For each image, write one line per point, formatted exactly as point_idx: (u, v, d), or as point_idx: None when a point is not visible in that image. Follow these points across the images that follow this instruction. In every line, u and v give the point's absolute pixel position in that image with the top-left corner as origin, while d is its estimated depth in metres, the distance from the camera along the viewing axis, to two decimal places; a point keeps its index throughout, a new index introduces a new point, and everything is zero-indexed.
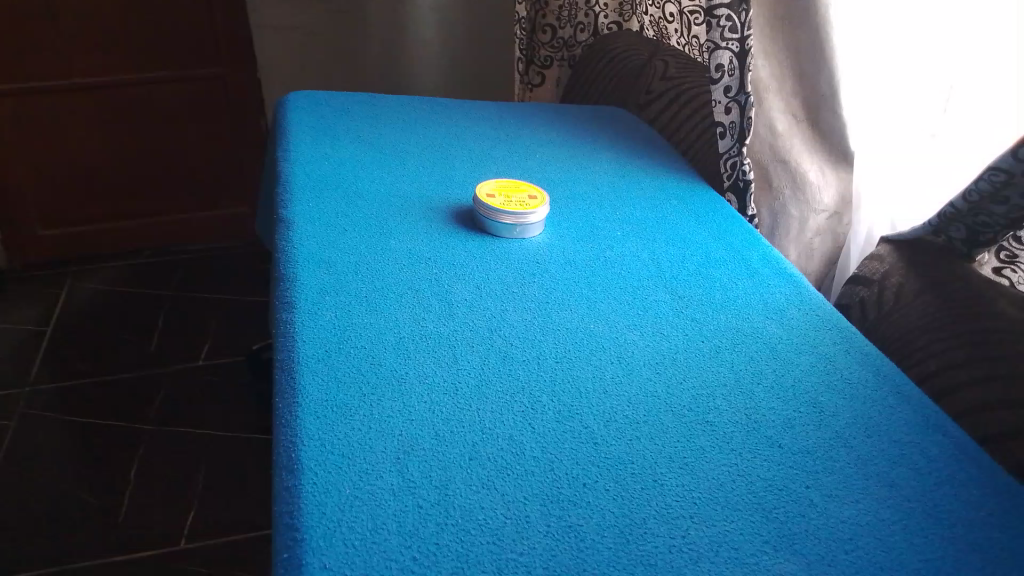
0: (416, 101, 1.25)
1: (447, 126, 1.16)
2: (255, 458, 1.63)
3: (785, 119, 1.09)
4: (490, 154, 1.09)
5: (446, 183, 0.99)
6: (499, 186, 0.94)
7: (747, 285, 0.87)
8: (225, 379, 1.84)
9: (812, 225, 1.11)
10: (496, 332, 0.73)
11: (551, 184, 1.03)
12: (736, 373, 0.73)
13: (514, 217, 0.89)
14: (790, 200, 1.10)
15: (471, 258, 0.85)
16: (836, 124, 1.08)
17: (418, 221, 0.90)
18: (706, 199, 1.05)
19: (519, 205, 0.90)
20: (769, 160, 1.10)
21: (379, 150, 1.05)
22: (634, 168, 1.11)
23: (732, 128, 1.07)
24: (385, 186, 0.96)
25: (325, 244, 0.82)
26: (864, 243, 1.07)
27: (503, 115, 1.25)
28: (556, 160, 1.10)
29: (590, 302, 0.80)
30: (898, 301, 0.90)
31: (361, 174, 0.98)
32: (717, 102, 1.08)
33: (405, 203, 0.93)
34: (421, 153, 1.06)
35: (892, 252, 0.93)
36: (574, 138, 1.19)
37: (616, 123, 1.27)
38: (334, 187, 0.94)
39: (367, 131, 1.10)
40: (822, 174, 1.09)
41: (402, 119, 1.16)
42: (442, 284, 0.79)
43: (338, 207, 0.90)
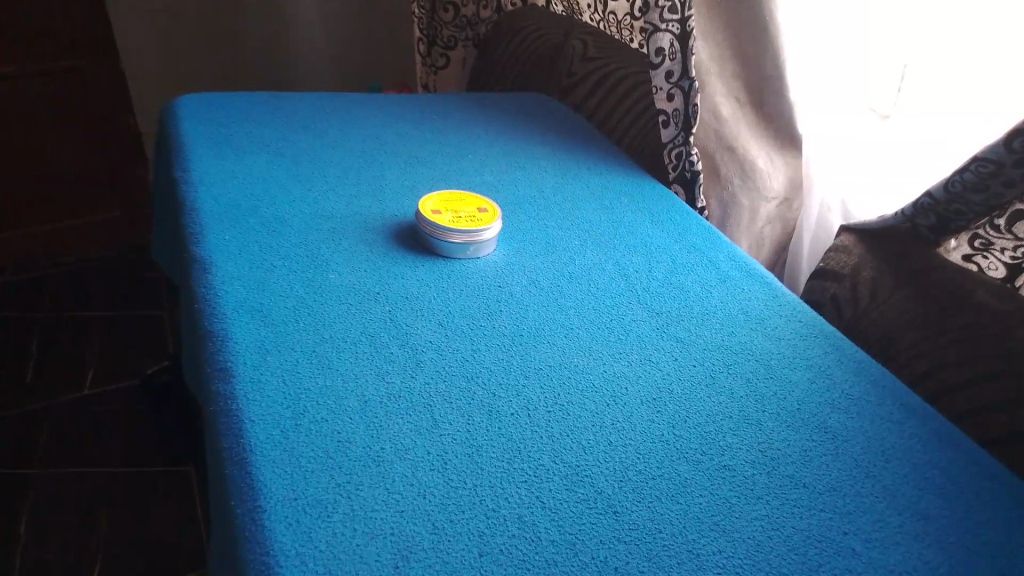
0: (322, 100, 1.11)
1: (364, 127, 1.04)
2: (166, 495, 1.47)
3: (728, 103, 1.02)
4: (419, 158, 0.98)
5: (375, 198, 0.88)
6: (438, 200, 0.84)
7: (722, 292, 0.81)
8: (118, 410, 1.65)
9: (763, 214, 1.05)
10: (474, 380, 0.64)
11: (493, 190, 0.94)
12: (739, 402, 0.67)
13: (471, 234, 0.79)
14: (740, 188, 1.03)
15: (425, 288, 0.75)
16: (782, 107, 1.02)
17: (354, 246, 0.79)
18: (657, 194, 0.98)
19: (471, 222, 0.81)
20: (715, 148, 1.03)
21: (293, 164, 0.92)
22: (574, 162, 1.03)
23: (676, 116, 0.99)
24: (305, 209, 0.83)
25: (255, 287, 0.70)
26: (820, 228, 1.02)
27: (422, 110, 1.13)
28: (491, 161, 1.01)
29: (567, 330, 0.72)
30: (875, 298, 0.85)
31: (277, 195, 0.85)
32: (658, 88, 1.00)
33: (334, 226, 0.81)
34: (342, 163, 0.94)
35: (857, 243, 0.89)
36: (504, 133, 1.09)
37: (542, 112, 1.18)
38: (251, 214, 0.81)
39: (274, 141, 0.96)
40: (770, 160, 1.04)
41: (312, 123, 1.03)
42: (399, 325, 0.69)
43: (259, 239, 0.77)
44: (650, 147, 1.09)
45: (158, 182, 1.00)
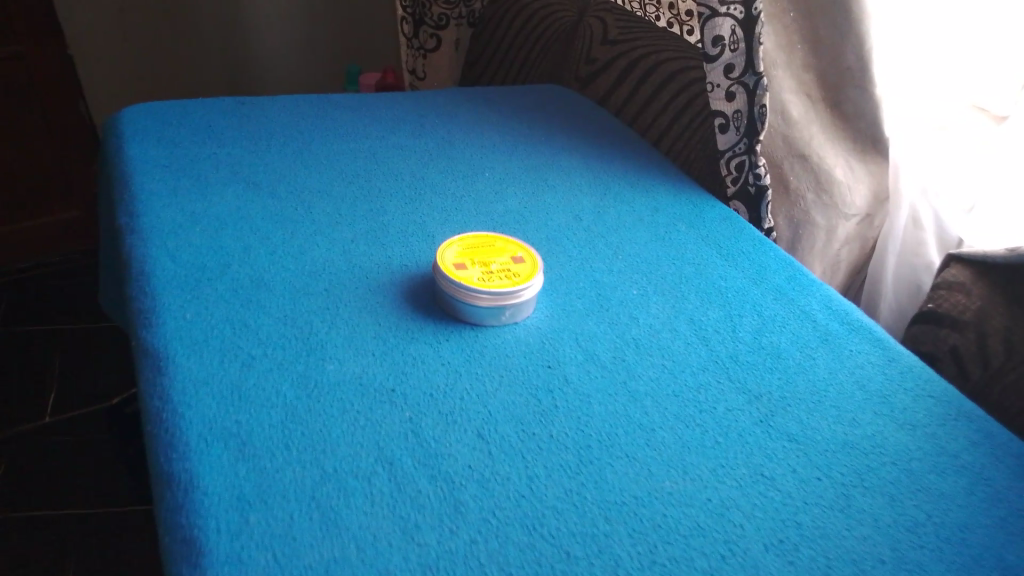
0: (300, 106, 0.92)
1: (355, 139, 0.86)
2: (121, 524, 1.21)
3: (799, 101, 0.85)
4: (426, 180, 0.80)
5: (378, 245, 0.69)
6: (461, 248, 0.65)
7: (828, 358, 0.64)
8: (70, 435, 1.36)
9: (841, 234, 0.87)
10: (537, 532, 0.46)
11: (521, 222, 0.76)
12: (889, 536, 0.50)
13: (511, 296, 0.61)
14: (815, 205, 0.86)
15: (453, 376, 0.56)
16: (864, 104, 0.83)
17: (356, 319, 0.60)
18: (718, 217, 0.81)
19: (508, 278, 0.62)
20: (783, 156, 0.86)
21: (271, 198, 0.73)
22: (611, 179, 0.85)
23: (738, 118, 0.82)
24: (290, 265, 0.65)
25: (228, 394, 0.52)
26: (913, 248, 0.86)
27: (422, 115, 0.94)
28: (514, 180, 0.82)
29: (647, 434, 0.54)
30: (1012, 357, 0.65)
31: (252, 245, 0.66)
32: (715, 86, 0.83)
33: (329, 289, 0.63)
34: (331, 193, 0.75)
35: (975, 280, 0.72)
36: (523, 141, 0.91)
37: (563, 114, 1.00)
38: (219, 276, 0.62)
39: (245, 165, 0.77)
40: (850, 169, 0.86)
41: (290, 137, 0.83)
42: (427, 444, 0.51)
43: (231, 313, 0.58)
44: (701, 154, 0.92)
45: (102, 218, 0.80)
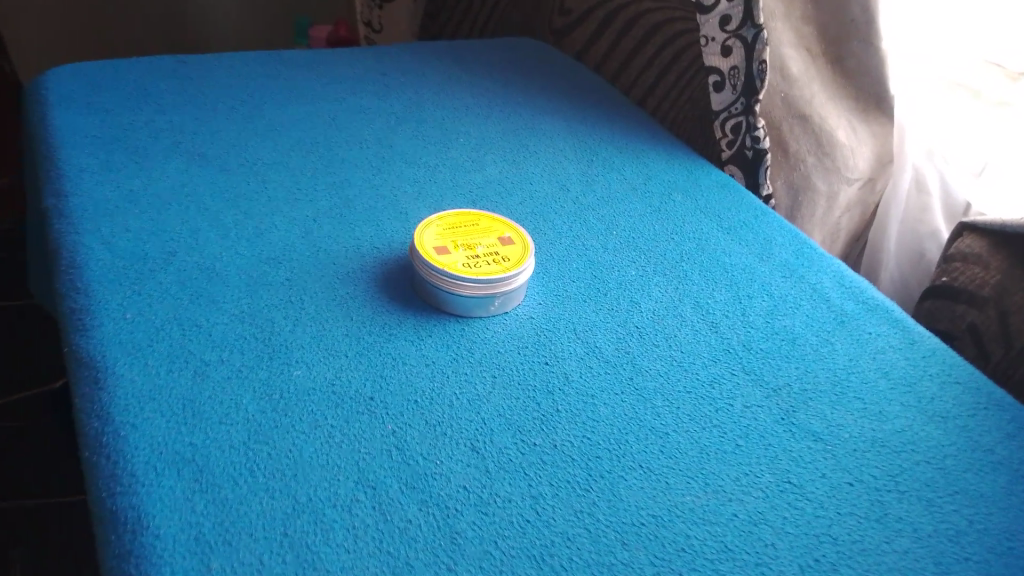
0: (249, 65, 0.82)
1: (314, 102, 0.77)
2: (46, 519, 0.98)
3: (798, 57, 0.77)
4: (396, 147, 0.72)
5: (344, 224, 0.62)
6: (441, 227, 0.58)
7: (845, 343, 0.59)
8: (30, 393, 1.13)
9: (843, 200, 0.82)
10: (547, 564, 0.40)
11: (503, 192, 0.69)
12: (930, 548, 0.45)
13: (503, 283, 0.54)
14: (816, 169, 0.79)
15: (440, 378, 0.50)
16: (868, 61, 0.78)
17: (324, 314, 0.53)
18: (714, 184, 0.75)
19: (498, 263, 0.55)
20: (782, 116, 0.79)
21: (221, 172, 0.64)
22: (597, 143, 0.78)
23: (734, 76, 0.75)
24: (245, 252, 0.57)
25: (179, 411, 0.44)
26: (917, 213, 0.81)
27: (385, 73, 0.86)
28: (492, 145, 0.75)
29: (660, 440, 0.48)
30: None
31: (200, 228, 0.58)
32: (709, 39, 0.76)
33: (290, 278, 0.55)
34: (288, 164, 0.67)
35: (991, 252, 0.67)
36: (498, 102, 0.83)
37: (539, 70, 0.92)
38: (164, 268, 0.54)
39: (188, 134, 0.68)
40: (852, 131, 0.80)
41: (240, 101, 0.75)
42: (415, 462, 0.44)
43: (179, 312, 0.51)
44: (692, 117, 0.85)
45: (30, 197, 0.70)
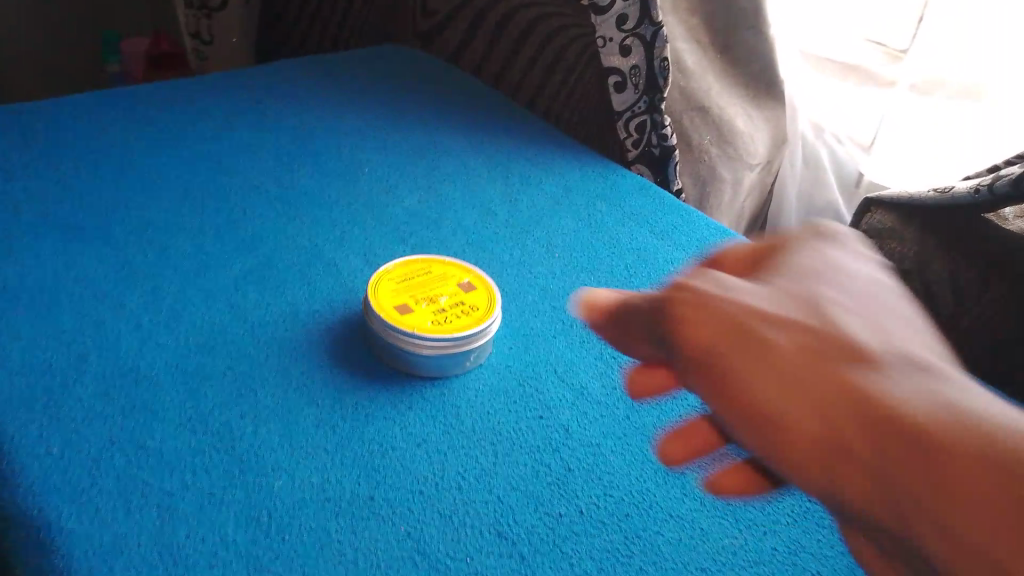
0: (97, 105, 0.71)
1: (188, 142, 0.68)
2: None
3: (694, 50, 0.77)
4: (298, 188, 0.65)
5: (270, 289, 0.54)
6: (393, 280, 0.53)
7: None
8: None
9: (746, 185, 0.82)
10: None
11: (429, 224, 0.64)
12: None
13: (473, 337, 0.49)
14: (720, 159, 0.79)
15: (439, 459, 0.44)
16: (758, 48, 0.77)
17: (285, 402, 0.46)
18: (633, 187, 0.73)
19: (465, 314, 0.51)
20: (682, 110, 0.78)
21: (108, 245, 0.55)
22: (506, 157, 0.74)
23: (635, 75, 0.73)
24: (169, 341, 0.49)
25: (157, 562, 0.37)
26: (810, 188, 0.83)
27: (258, 98, 0.77)
28: (402, 172, 0.70)
29: (679, 481, 0.46)
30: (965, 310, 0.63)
31: (107, 319, 0.49)
32: (605, 40, 0.73)
33: (232, 365, 0.48)
34: (185, 226, 0.58)
35: (904, 226, 0.70)
36: (389, 120, 0.77)
37: (419, 77, 0.86)
38: (80, 380, 0.45)
39: (53, 201, 0.58)
40: (749, 118, 0.80)
41: (103, 153, 0.64)
42: (446, 564, 0.39)
43: (116, 434, 0.43)
44: (588, 120, 0.84)
45: None
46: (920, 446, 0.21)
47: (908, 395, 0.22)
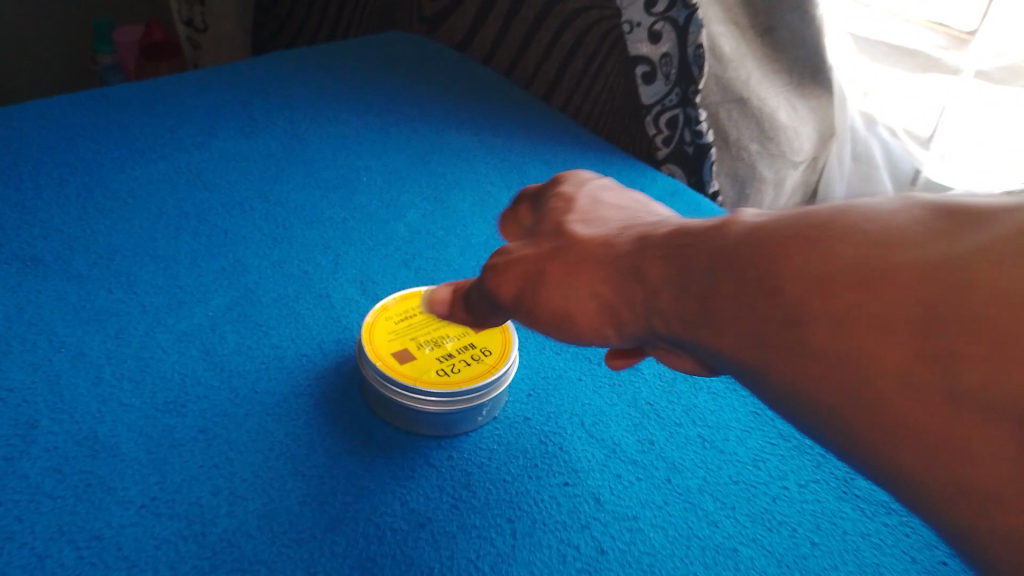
0: (66, 112, 0.64)
1: (163, 154, 0.61)
2: None
3: (731, 35, 0.67)
4: (287, 204, 0.58)
5: (250, 329, 0.47)
6: (391, 320, 0.45)
7: None
8: None
9: (789, 185, 0.76)
10: None
11: (435, 242, 0.56)
12: None
13: (480, 391, 0.41)
14: (760, 157, 0.73)
15: (447, 544, 0.37)
16: (803, 33, 0.68)
17: (268, 474, 0.39)
18: (665, 192, 0.65)
19: (476, 362, 0.43)
20: (718, 102, 0.71)
21: (69, 280, 0.49)
22: (520, 160, 0.67)
23: (666, 64, 0.65)
24: (132, 399, 0.42)
25: None
26: (861, 184, 0.76)
27: (244, 98, 0.70)
28: (404, 181, 0.62)
29: (732, 562, 0.39)
30: None
31: (61, 372, 0.43)
32: (633, 24, 0.66)
33: (204, 427, 0.41)
34: (159, 255, 0.52)
35: None
36: (389, 121, 0.70)
37: (422, 69, 0.79)
38: (26, 452, 0.39)
39: (9, 229, 0.52)
40: (793, 109, 0.72)
41: (68, 171, 0.58)
42: None
43: (66, 520, 0.36)
44: (613, 112, 0.76)
45: None
46: (637, 278, 0.28)
47: (591, 237, 0.31)
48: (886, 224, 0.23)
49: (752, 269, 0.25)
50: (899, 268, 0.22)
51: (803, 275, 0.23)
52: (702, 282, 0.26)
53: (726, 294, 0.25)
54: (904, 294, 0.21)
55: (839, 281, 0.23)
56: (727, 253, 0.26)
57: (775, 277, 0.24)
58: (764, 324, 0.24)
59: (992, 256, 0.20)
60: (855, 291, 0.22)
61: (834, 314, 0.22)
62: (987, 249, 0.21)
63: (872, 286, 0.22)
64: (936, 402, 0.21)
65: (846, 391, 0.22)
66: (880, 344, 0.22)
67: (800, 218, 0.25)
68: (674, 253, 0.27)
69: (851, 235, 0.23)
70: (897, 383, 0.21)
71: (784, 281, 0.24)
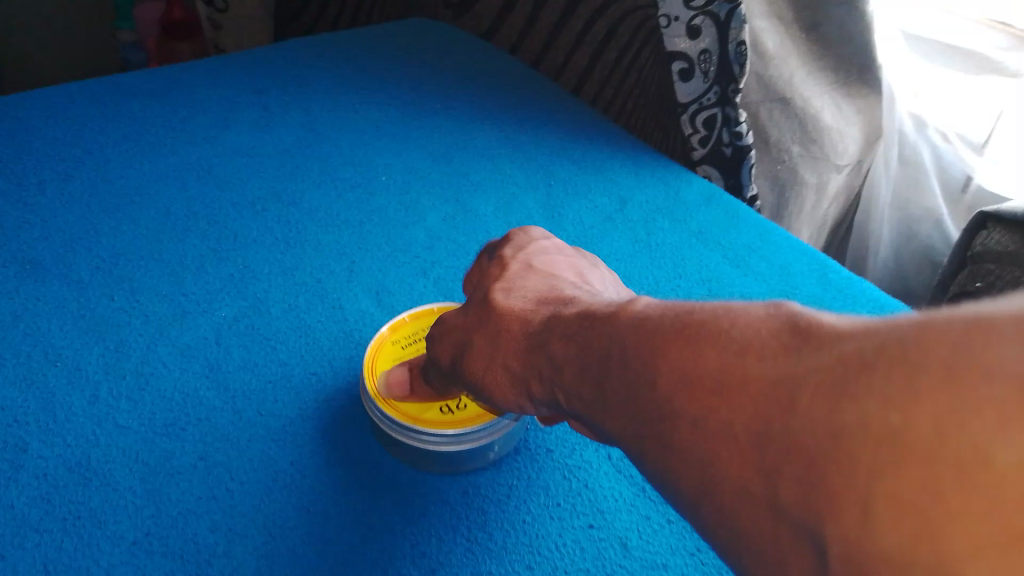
0: (74, 102, 0.61)
1: (172, 149, 0.58)
2: None
3: (774, 30, 0.63)
4: (300, 204, 0.55)
5: (258, 344, 0.44)
6: (399, 344, 0.43)
7: None
8: None
9: (831, 190, 0.73)
10: None
11: (457, 248, 0.53)
12: None
13: (480, 433, 0.38)
14: (802, 160, 0.69)
15: None
16: (851, 28, 0.64)
17: (269, 509, 0.36)
18: (701, 196, 0.61)
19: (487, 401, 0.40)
20: (759, 101, 0.66)
21: (69, 286, 0.47)
22: (548, 159, 0.63)
23: (705, 61, 0.61)
24: (129, 421, 0.39)
25: None
26: (906, 190, 0.72)
27: (261, 89, 0.67)
28: (424, 181, 0.59)
29: None
30: None
31: (56, 390, 0.41)
32: (671, 19, 0.61)
33: (204, 455, 0.38)
34: (164, 260, 0.49)
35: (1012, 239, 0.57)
36: (410, 114, 0.66)
37: (446, 58, 0.75)
38: (14, 481, 0.36)
39: (9, 230, 0.50)
40: (838, 109, 0.69)
41: (73, 167, 0.55)
42: None
43: (50, 560, 0.34)
44: (647, 106, 0.72)
45: None
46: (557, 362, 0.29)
47: (511, 308, 0.33)
48: (751, 330, 0.22)
49: (633, 359, 0.25)
50: (752, 379, 0.21)
51: (668, 373, 0.23)
52: (595, 367, 0.27)
53: (609, 383, 0.26)
54: (750, 408, 0.21)
55: (695, 384, 0.22)
56: (615, 343, 0.26)
57: (648, 373, 0.24)
58: (647, 417, 0.24)
59: (840, 384, 0.19)
60: (709, 399, 0.22)
61: (690, 418, 0.22)
62: (834, 372, 0.19)
63: (730, 396, 0.21)
64: (768, 519, 0.20)
65: (696, 490, 0.22)
66: (727, 455, 0.21)
67: (681, 313, 0.25)
68: (578, 337, 0.28)
69: (717, 338, 0.23)
70: (737, 494, 0.21)
71: (655, 379, 0.24)
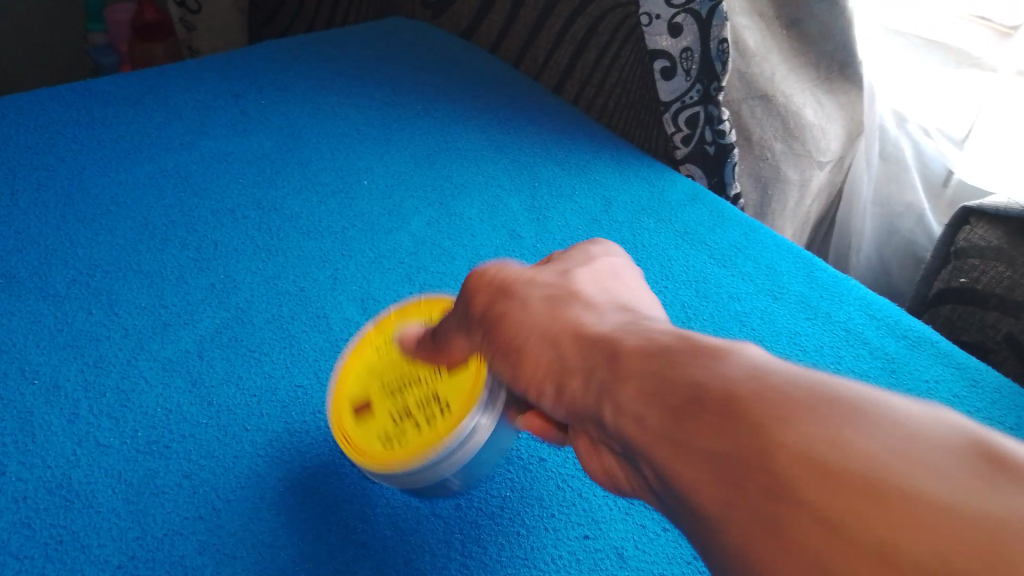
0: (46, 108, 0.60)
1: (149, 156, 0.57)
2: None
3: (755, 28, 0.63)
4: (281, 211, 0.54)
5: (242, 356, 0.43)
6: (376, 348, 0.41)
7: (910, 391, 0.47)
8: None
9: (814, 186, 0.73)
10: None
11: (441, 252, 0.52)
12: None
13: (415, 472, 0.34)
14: (784, 156, 0.69)
15: None
16: (832, 24, 0.64)
17: (258, 527, 0.36)
18: (685, 195, 0.61)
19: (433, 430, 0.36)
20: (741, 99, 0.66)
21: (45, 300, 0.45)
22: (531, 160, 0.63)
23: (687, 60, 0.60)
24: (111, 440, 0.39)
25: None
26: (887, 184, 0.72)
27: (238, 92, 0.65)
28: (407, 185, 0.58)
29: None
30: None
31: (34, 409, 0.40)
32: (652, 17, 0.60)
33: (189, 473, 0.37)
34: (143, 271, 0.48)
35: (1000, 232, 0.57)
36: (391, 117, 0.65)
37: (426, 59, 0.74)
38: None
39: None
40: (820, 106, 0.69)
41: (47, 176, 0.54)
42: None
43: None
44: (629, 105, 0.72)
45: None
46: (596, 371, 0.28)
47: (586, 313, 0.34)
48: (910, 440, 0.21)
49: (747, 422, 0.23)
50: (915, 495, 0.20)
51: (797, 454, 0.22)
52: (689, 407, 0.25)
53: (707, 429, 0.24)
54: (908, 524, 0.19)
55: (831, 473, 0.21)
56: (723, 389, 0.25)
57: (768, 438, 0.22)
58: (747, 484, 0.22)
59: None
60: (853, 496, 0.20)
61: (817, 509, 0.21)
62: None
63: (882, 499, 0.20)
64: None
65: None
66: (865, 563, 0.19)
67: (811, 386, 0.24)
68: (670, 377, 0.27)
69: (872, 434, 0.21)
70: None
71: (774, 452, 0.22)
